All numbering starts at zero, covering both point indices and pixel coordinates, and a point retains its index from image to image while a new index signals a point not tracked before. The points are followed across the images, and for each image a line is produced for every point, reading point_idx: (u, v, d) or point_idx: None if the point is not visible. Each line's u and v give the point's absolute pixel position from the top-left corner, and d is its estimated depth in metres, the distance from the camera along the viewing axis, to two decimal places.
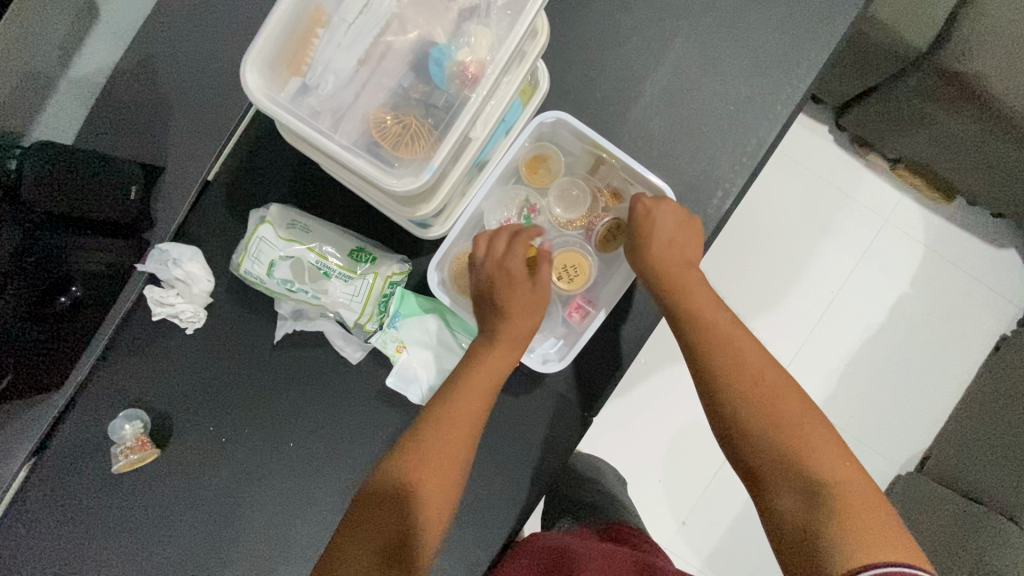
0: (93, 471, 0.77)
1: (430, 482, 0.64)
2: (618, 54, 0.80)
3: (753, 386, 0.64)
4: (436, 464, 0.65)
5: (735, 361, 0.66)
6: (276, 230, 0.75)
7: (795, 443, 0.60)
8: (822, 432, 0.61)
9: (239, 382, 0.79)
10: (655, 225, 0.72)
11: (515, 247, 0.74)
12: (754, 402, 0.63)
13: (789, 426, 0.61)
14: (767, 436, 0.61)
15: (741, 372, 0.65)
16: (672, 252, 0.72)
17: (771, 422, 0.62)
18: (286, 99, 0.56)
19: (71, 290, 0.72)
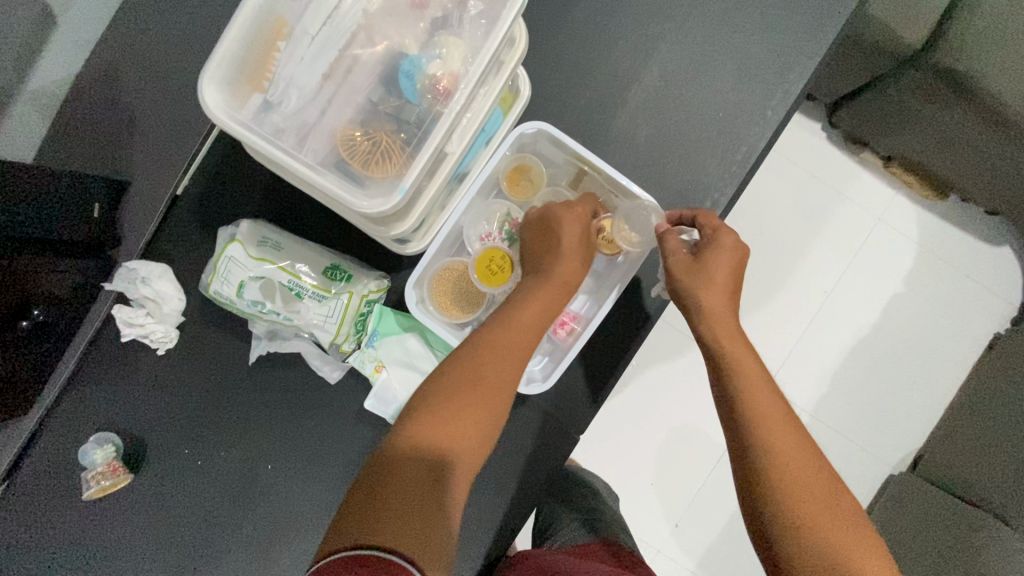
0: (64, 497, 0.75)
1: (453, 420, 0.60)
2: (603, 58, 0.77)
3: (793, 452, 0.58)
4: (473, 398, 0.61)
5: (779, 432, 0.59)
6: (246, 249, 0.71)
7: (841, 541, 0.53)
8: (864, 534, 0.55)
9: (214, 403, 0.76)
10: (713, 267, 0.67)
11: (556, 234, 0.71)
12: (799, 485, 0.56)
13: (833, 519, 0.55)
14: (809, 523, 0.54)
15: (786, 445, 0.59)
16: (723, 294, 0.67)
17: (814, 509, 0.55)
18: (247, 117, 0.53)
19: (34, 313, 0.68)
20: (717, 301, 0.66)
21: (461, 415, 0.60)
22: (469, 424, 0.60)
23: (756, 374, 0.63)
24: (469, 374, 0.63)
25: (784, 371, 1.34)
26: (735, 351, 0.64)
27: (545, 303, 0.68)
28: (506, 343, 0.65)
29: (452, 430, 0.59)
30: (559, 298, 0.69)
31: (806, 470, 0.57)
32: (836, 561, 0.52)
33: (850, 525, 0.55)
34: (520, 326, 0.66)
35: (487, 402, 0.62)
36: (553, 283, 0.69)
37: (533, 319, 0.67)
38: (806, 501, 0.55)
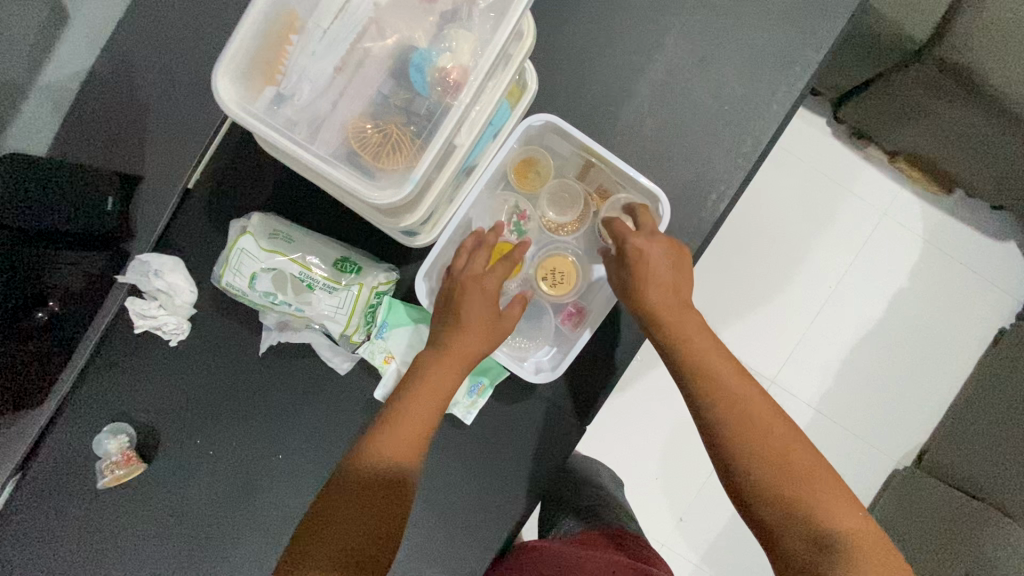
0: (79, 486, 0.76)
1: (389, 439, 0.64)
2: (609, 51, 0.77)
3: (758, 428, 0.61)
4: (403, 439, 0.64)
5: (736, 402, 0.63)
6: (258, 241, 0.73)
7: (806, 492, 0.58)
8: (825, 477, 0.59)
9: (226, 394, 0.77)
10: (647, 269, 0.67)
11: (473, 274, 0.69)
12: (761, 448, 0.60)
13: (795, 474, 0.59)
14: (774, 483, 0.59)
15: (745, 414, 0.62)
16: (667, 293, 0.67)
17: (776, 469, 0.59)
18: (261, 110, 0.54)
19: (48, 304, 0.70)
20: (657, 296, 0.67)
21: (397, 446, 0.64)
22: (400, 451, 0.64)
23: (706, 353, 0.66)
24: (394, 424, 0.65)
25: (788, 365, 1.34)
26: (682, 337, 0.66)
27: (446, 375, 0.67)
28: (424, 393, 0.66)
29: (388, 465, 0.63)
30: (460, 365, 0.67)
31: (765, 432, 0.61)
32: (803, 512, 0.57)
33: (813, 474, 0.59)
34: (431, 387, 0.66)
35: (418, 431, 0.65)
36: (453, 352, 0.67)
37: (443, 375, 0.67)
38: (769, 463, 0.60)
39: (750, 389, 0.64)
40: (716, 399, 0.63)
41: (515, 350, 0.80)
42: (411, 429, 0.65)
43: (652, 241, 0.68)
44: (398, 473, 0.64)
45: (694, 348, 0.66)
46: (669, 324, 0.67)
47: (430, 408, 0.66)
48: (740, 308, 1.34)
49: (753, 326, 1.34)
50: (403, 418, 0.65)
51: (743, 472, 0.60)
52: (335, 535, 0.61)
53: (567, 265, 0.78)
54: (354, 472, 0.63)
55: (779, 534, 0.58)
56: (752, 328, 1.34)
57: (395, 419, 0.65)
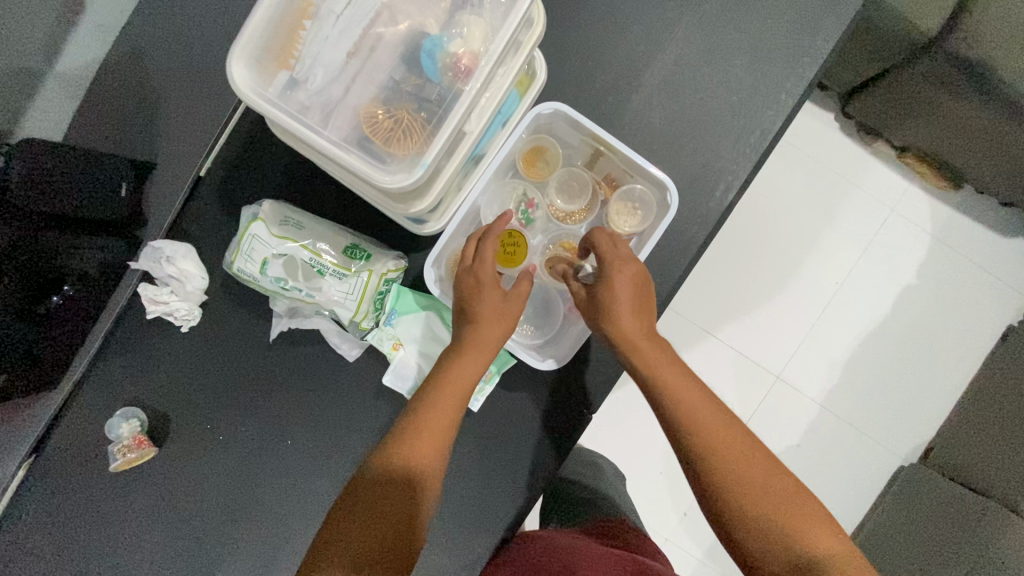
0: (92, 470, 0.77)
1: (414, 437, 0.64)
2: (618, 41, 0.78)
3: (735, 458, 0.61)
4: (428, 438, 0.64)
5: (710, 427, 0.62)
6: (269, 228, 0.73)
7: (783, 517, 0.58)
8: (803, 502, 0.59)
9: (236, 380, 0.78)
10: (616, 297, 0.67)
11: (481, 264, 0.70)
12: (736, 477, 0.60)
13: (772, 499, 0.59)
14: (751, 512, 0.58)
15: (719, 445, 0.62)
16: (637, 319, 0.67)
17: (755, 498, 0.59)
18: (275, 95, 0.55)
19: (63, 288, 0.72)
20: (627, 323, 0.66)
21: (422, 443, 0.64)
22: (425, 449, 0.64)
23: (677, 381, 0.65)
24: (418, 423, 0.65)
25: (794, 361, 1.34)
26: (653, 364, 0.66)
27: (469, 367, 0.68)
28: (447, 391, 0.67)
29: (410, 463, 0.63)
30: (482, 357, 0.68)
31: (739, 460, 0.61)
32: (783, 538, 0.57)
33: (787, 498, 0.59)
34: (456, 380, 0.67)
35: (443, 428, 0.65)
36: (473, 343, 0.68)
37: (466, 370, 0.68)
38: (745, 491, 0.59)
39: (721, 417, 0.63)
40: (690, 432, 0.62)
41: (522, 338, 0.81)
42: (436, 426, 0.65)
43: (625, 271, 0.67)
44: (421, 474, 0.63)
45: (665, 376, 0.65)
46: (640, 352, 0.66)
47: (457, 401, 0.67)
48: (746, 302, 1.34)
49: (760, 321, 1.34)
50: (427, 415, 0.66)
51: (721, 500, 0.60)
52: (344, 537, 0.59)
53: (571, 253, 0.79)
54: (369, 475, 0.63)
55: (757, 562, 0.57)
56: (758, 323, 1.34)
57: (420, 414, 0.66)
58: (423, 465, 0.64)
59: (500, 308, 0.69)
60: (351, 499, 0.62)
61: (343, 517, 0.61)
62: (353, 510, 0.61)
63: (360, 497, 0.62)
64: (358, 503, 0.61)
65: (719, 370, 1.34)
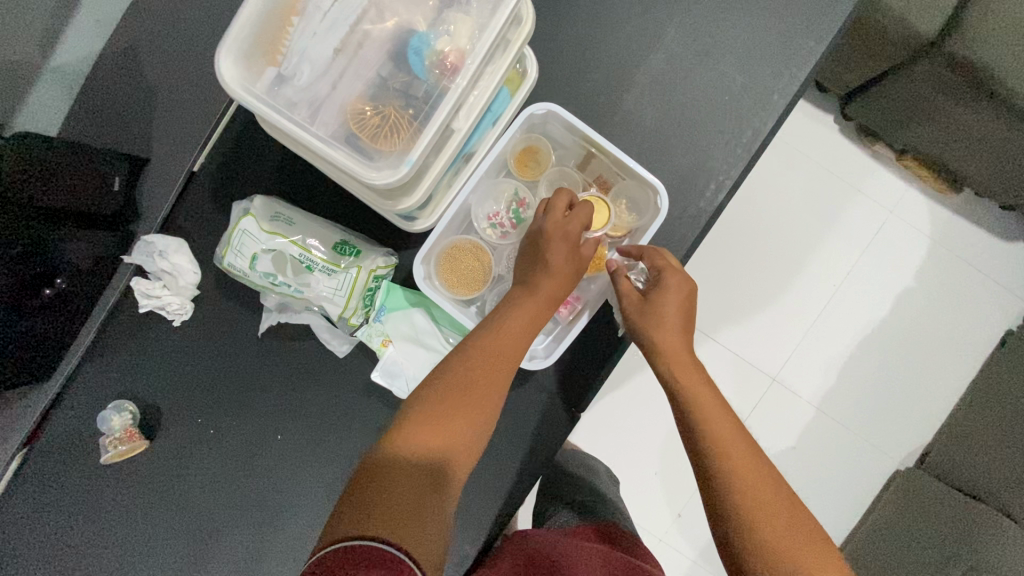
0: (83, 461, 0.78)
1: (474, 367, 0.64)
2: (610, 40, 0.78)
3: (762, 484, 0.60)
4: (484, 367, 0.64)
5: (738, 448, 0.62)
6: (259, 223, 0.73)
7: (803, 554, 0.55)
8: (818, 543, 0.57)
9: (227, 374, 0.79)
10: (664, 306, 0.70)
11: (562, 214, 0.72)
12: (759, 506, 0.58)
13: (790, 531, 0.57)
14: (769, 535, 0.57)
15: (745, 470, 0.60)
16: (678, 332, 0.69)
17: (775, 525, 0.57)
18: (261, 90, 0.55)
19: (55, 282, 0.76)
20: (671, 338, 0.69)
21: (459, 406, 0.62)
22: (480, 380, 0.64)
23: (712, 400, 0.66)
24: (477, 352, 0.65)
25: (790, 362, 1.34)
26: (690, 379, 0.67)
27: (531, 314, 0.69)
28: (487, 358, 0.65)
29: (460, 392, 0.62)
30: (544, 307, 0.70)
31: (762, 489, 0.59)
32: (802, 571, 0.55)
33: (804, 530, 0.58)
34: (514, 321, 0.68)
35: (499, 363, 0.65)
36: (538, 291, 0.70)
37: (524, 316, 0.69)
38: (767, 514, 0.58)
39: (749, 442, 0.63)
40: (722, 455, 0.61)
41: None
42: (480, 388, 0.63)
43: (679, 278, 0.71)
44: (455, 434, 0.60)
45: (703, 397, 0.66)
46: (682, 369, 0.68)
47: (515, 341, 0.67)
48: (742, 304, 1.34)
49: (755, 323, 1.34)
50: (469, 376, 0.64)
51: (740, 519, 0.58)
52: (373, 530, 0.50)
53: (593, 263, 0.79)
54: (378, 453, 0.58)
55: None
56: (753, 325, 1.34)
57: (460, 376, 0.64)
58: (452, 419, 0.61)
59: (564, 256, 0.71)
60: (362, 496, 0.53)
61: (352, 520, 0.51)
62: (362, 504, 0.52)
63: (370, 480, 0.55)
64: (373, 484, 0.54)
65: (715, 370, 1.34)
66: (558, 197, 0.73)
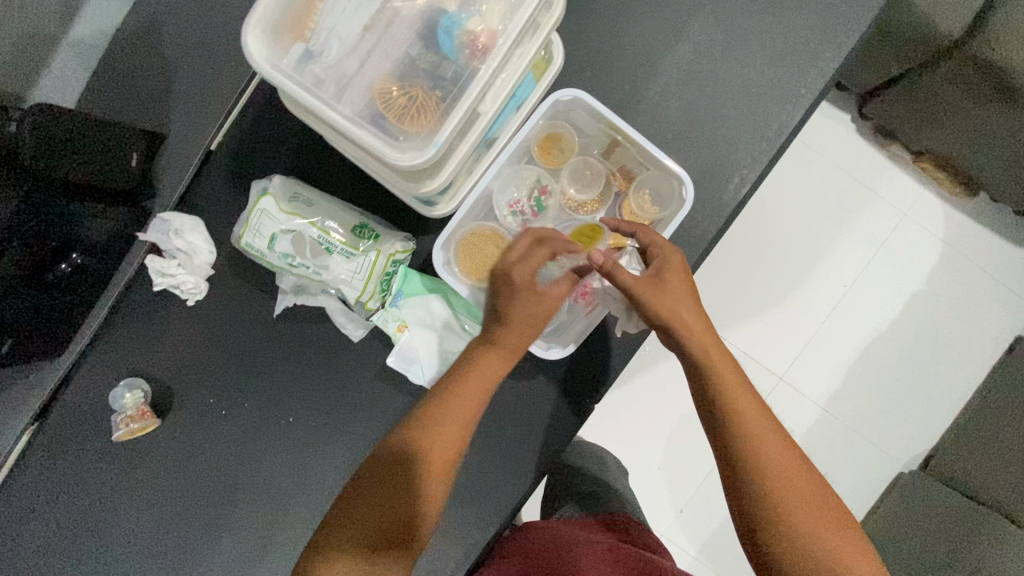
0: (93, 438, 0.77)
1: (444, 422, 0.67)
2: (637, 29, 0.77)
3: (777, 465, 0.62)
4: (450, 424, 0.67)
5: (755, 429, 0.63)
6: (278, 203, 0.73)
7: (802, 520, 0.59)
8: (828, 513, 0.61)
9: (239, 355, 0.78)
10: (678, 288, 0.67)
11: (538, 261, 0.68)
12: (769, 472, 0.61)
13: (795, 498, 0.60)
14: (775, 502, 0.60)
15: (760, 444, 0.62)
16: (695, 311, 0.67)
17: (782, 493, 0.60)
18: (289, 67, 0.54)
19: (72, 257, 0.73)
20: (690, 316, 0.66)
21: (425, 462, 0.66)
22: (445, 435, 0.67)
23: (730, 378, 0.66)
24: (444, 406, 0.68)
25: (798, 362, 1.33)
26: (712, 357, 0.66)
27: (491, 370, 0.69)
28: (448, 420, 0.67)
29: (423, 447, 0.67)
30: (506, 360, 0.70)
31: (787, 478, 0.61)
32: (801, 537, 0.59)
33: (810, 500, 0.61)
34: (475, 379, 0.69)
35: (462, 420, 0.68)
36: (502, 347, 0.69)
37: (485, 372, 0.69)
38: (778, 480, 0.61)
39: (775, 427, 0.64)
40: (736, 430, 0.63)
41: None
42: (442, 445, 0.67)
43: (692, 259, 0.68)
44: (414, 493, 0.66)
45: (720, 375, 0.65)
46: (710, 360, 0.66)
47: (479, 396, 0.68)
48: (752, 302, 1.33)
49: (765, 321, 1.33)
50: (436, 429, 0.67)
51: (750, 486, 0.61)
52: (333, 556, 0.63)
53: None
54: (387, 461, 0.67)
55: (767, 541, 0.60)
56: (763, 324, 1.33)
57: (429, 433, 0.67)
58: (398, 484, 0.66)
59: (534, 312, 0.68)
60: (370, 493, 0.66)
61: (324, 539, 0.65)
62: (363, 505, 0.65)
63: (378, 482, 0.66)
64: (339, 518, 0.66)
65: None
66: (538, 252, 0.68)
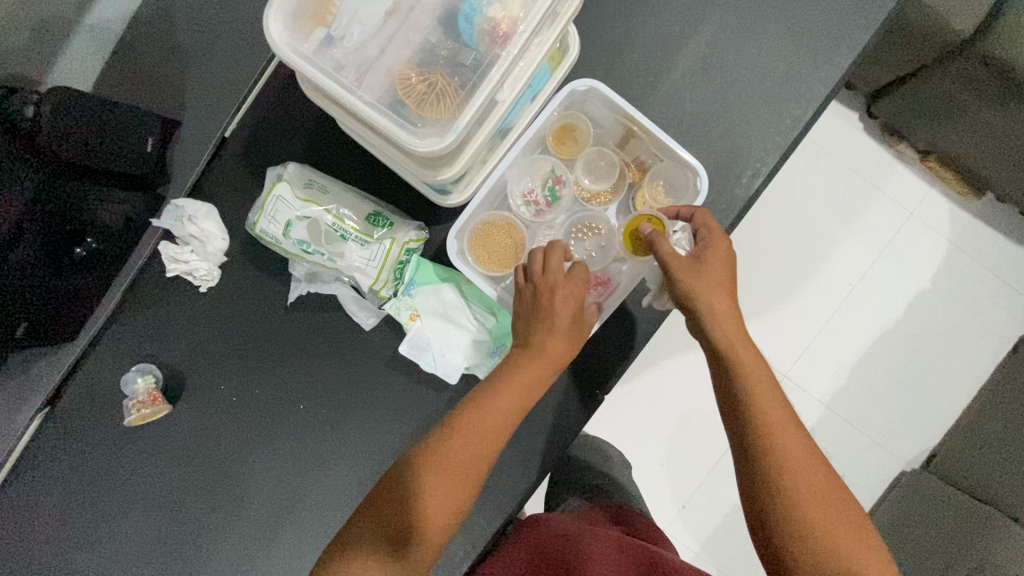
0: (104, 422, 0.78)
1: (481, 435, 0.66)
2: (652, 21, 0.77)
3: (789, 447, 0.62)
4: (486, 435, 0.66)
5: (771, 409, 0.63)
6: (293, 190, 0.73)
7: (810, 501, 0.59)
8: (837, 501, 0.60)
9: (250, 342, 0.79)
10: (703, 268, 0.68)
11: (553, 269, 0.70)
12: (781, 450, 0.61)
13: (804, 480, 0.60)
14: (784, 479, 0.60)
15: (776, 424, 0.63)
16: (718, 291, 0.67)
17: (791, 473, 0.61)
18: (310, 50, 0.54)
19: (87, 241, 0.72)
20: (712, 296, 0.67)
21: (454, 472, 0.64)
22: (480, 447, 0.66)
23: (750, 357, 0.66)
24: (480, 418, 0.67)
25: (803, 359, 1.34)
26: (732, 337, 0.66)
27: (527, 383, 0.68)
28: (484, 433, 0.66)
29: (455, 458, 0.65)
30: (544, 372, 0.69)
31: (802, 463, 0.61)
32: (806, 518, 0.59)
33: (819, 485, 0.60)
34: (511, 391, 0.68)
35: (496, 433, 0.67)
36: (539, 358, 0.69)
37: (522, 383, 0.68)
38: (787, 459, 0.61)
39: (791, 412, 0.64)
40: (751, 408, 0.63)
41: None
42: (475, 459, 0.65)
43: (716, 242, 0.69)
44: (436, 511, 0.63)
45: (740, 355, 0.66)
46: (734, 347, 0.66)
47: (515, 409, 0.68)
48: (758, 299, 1.34)
49: (771, 318, 1.33)
50: (470, 442, 0.65)
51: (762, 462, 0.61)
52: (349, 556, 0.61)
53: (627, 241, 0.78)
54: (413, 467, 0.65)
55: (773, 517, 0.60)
56: (769, 321, 1.33)
57: (462, 444, 0.65)
58: (420, 489, 0.64)
59: (560, 321, 0.69)
60: (392, 495, 0.64)
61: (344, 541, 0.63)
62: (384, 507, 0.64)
63: (400, 485, 0.64)
64: (359, 519, 0.64)
65: None
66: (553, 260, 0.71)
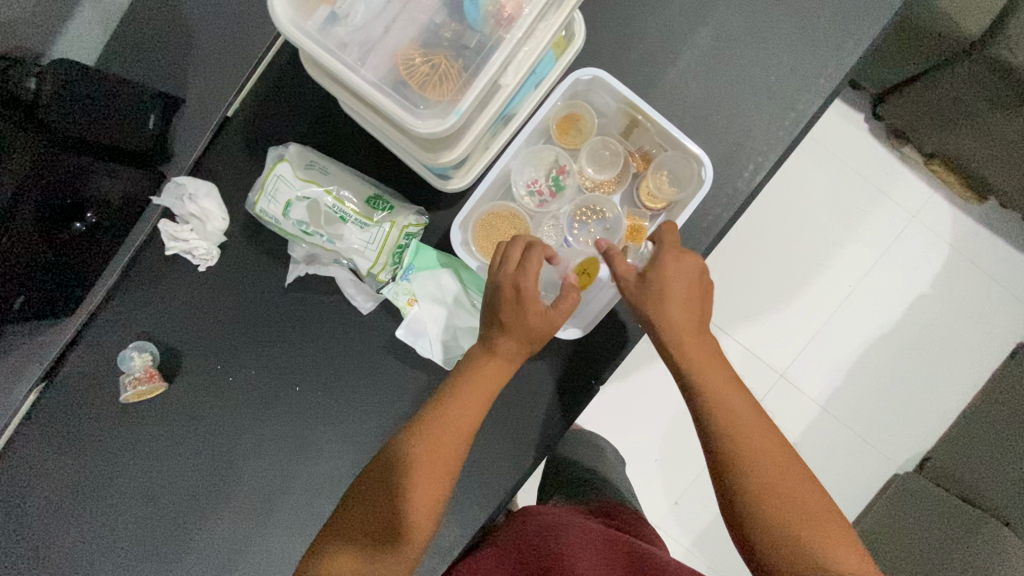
0: (99, 399, 0.78)
1: (457, 414, 0.68)
2: (658, 12, 0.76)
3: (764, 462, 0.62)
4: (464, 415, 0.68)
5: (741, 426, 0.64)
6: (294, 170, 0.74)
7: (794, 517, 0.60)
8: (819, 511, 0.60)
9: (248, 322, 0.79)
10: (666, 288, 0.66)
11: (529, 266, 0.67)
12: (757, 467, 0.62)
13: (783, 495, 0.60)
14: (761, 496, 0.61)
15: (747, 439, 0.63)
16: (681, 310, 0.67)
17: (764, 487, 0.61)
18: (313, 28, 0.54)
19: (86, 216, 0.71)
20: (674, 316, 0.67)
21: (432, 454, 0.66)
22: (456, 429, 0.68)
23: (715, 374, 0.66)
24: (454, 399, 0.68)
25: (799, 359, 1.34)
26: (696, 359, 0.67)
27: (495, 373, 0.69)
28: (459, 415, 0.68)
29: (431, 439, 0.67)
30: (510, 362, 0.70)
31: (779, 474, 0.61)
32: (789, 535, 0.59)
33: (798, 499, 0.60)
34: (482, 377, 0.69)
35: (471, 416, 0.68)
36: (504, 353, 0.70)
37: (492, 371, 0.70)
38: (761, 473, 0.61)
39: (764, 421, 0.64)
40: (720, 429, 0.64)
41: None
42: (450, 438, 0.67)
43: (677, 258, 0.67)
44: (417, 496, 0.65)
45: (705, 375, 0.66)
46: (696, 368, 0.66)
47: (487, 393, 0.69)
48: (757, 298, 1.33)
49: (769, 317, 1.33)
50: (443, 424, 0.68)
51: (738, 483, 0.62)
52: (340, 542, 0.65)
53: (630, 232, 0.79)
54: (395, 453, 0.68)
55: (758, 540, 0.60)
56: (767, 320, 1.33)
57: (438, 425, 0.68)
58: (403, 473, 0.66)
59: (535, 322, 0.68)
60: (377, 484, 0.67)
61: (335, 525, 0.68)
62: (370, 493, 0.67)
63: (386, 472, 0.67)
64: (349, 505, 0.68)
65: None
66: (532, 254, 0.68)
